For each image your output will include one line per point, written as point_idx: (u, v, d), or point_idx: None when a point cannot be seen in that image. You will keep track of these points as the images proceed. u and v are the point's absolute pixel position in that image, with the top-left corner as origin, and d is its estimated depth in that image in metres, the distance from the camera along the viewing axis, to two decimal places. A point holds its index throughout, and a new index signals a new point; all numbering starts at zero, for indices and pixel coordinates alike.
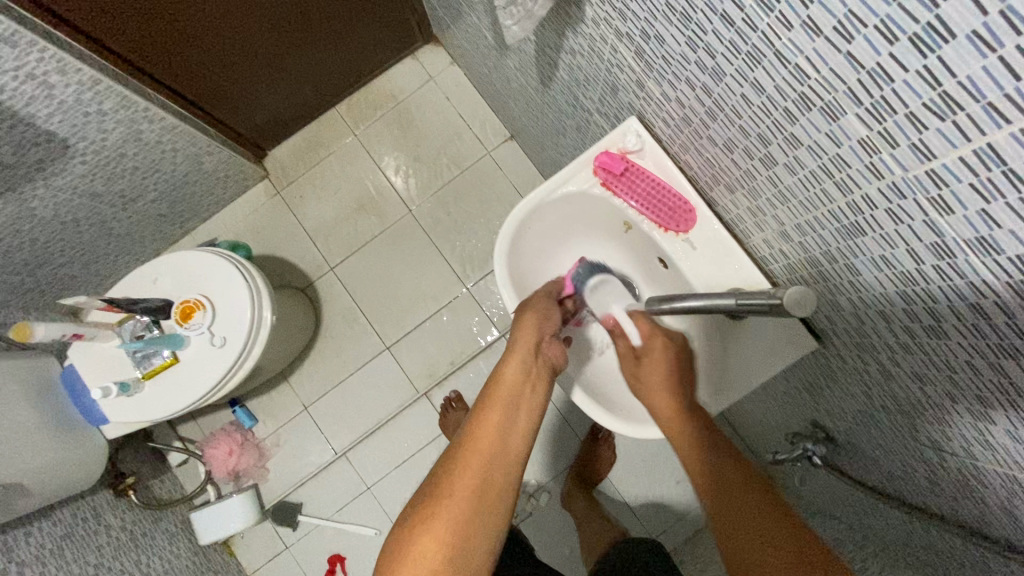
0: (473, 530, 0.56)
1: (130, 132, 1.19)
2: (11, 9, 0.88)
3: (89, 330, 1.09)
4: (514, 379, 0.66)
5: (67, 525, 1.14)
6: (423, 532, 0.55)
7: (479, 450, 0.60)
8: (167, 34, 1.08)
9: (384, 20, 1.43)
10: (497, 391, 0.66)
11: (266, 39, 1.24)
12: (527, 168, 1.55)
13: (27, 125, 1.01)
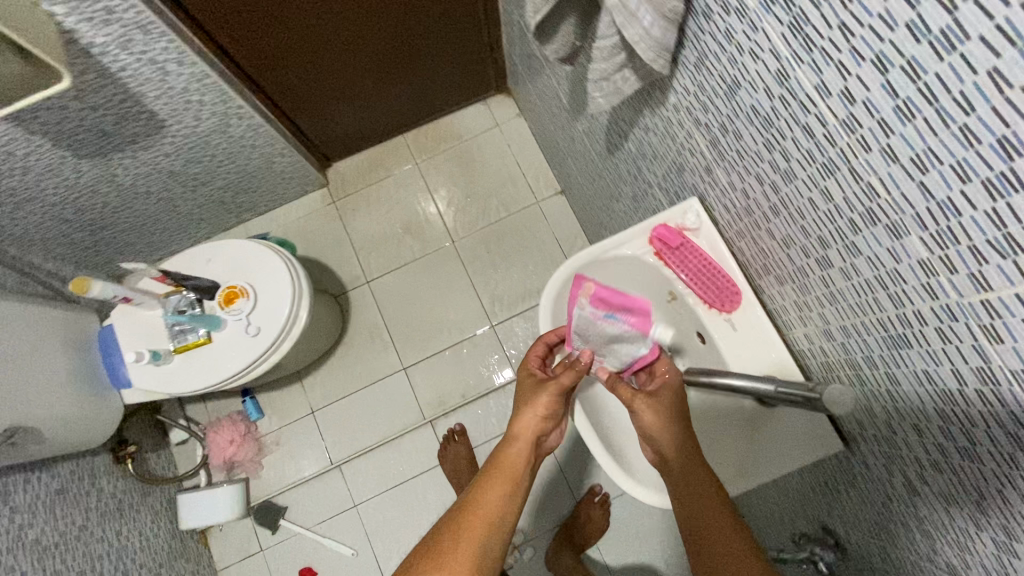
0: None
1: (220, 123, 1.28)
2: (155, 3, 0.98)
3: (140, 296, 1.14)
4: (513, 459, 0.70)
5: (64, 481, 1.16)
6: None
7: (483, 513, 0.65)
8: (277, 36, 1.15)
9: (467, 68, 1.54)
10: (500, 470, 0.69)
11: (361, 65, 1.35)
12: (571, 223, 1.60)
13: (135, 102, 1.11)
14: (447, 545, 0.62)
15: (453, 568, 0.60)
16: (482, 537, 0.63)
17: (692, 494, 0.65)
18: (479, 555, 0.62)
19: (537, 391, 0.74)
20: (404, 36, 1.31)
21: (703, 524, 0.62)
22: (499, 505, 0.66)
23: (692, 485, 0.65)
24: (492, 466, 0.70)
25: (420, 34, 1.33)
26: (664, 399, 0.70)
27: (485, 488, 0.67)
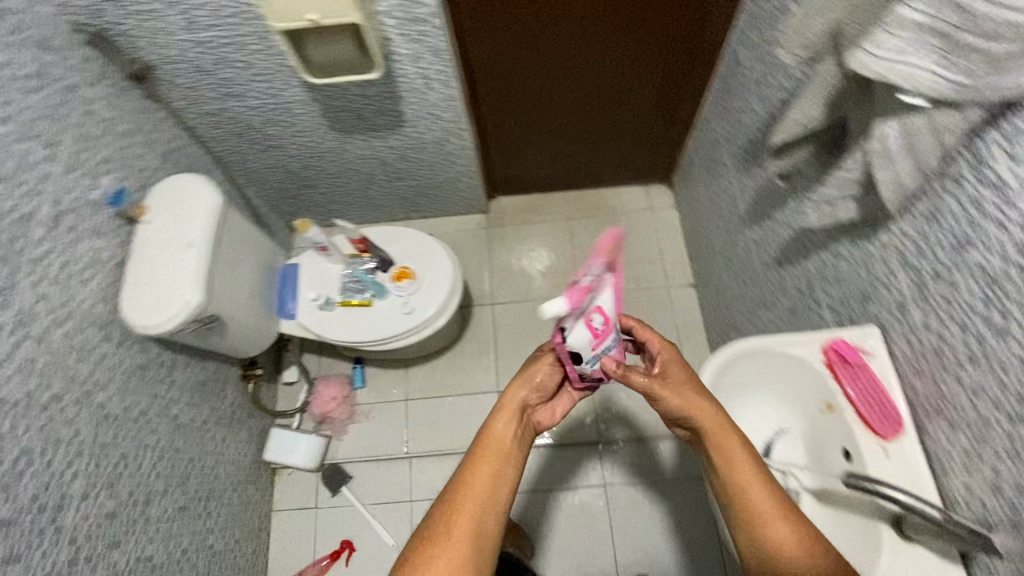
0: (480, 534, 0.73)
1: (441, 137, 1.47)
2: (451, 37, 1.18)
3: (332, 251, 1.34)
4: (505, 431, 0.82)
5: (207, 375, 1.34)
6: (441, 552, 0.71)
7: (477, 484, 0.76)
8: (521, 76, 1.37)
9: (648, 154, 1.71)
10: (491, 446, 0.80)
11: (566, 122, 1.55)
12: (695, 317, 1.66)
13: (391, 95, 1.30)
14: (448, 516, 0.73)
15: (460, 522, 0.72)
16: (490, 491, 0.76)
17: (712, 447, 0.74)
18: (487, 505, 0.75)
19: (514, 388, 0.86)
20: (615, 104, 1.49)
21: (721, 468, 0.73)
22: (495, 474, 0.78)
23: (710, 438, 0.75)
24: (480, 448, 0.79)
25: (625, 111, 1.52)
26: (678, 385, 0.78)
27: (480, 458, 0.78)
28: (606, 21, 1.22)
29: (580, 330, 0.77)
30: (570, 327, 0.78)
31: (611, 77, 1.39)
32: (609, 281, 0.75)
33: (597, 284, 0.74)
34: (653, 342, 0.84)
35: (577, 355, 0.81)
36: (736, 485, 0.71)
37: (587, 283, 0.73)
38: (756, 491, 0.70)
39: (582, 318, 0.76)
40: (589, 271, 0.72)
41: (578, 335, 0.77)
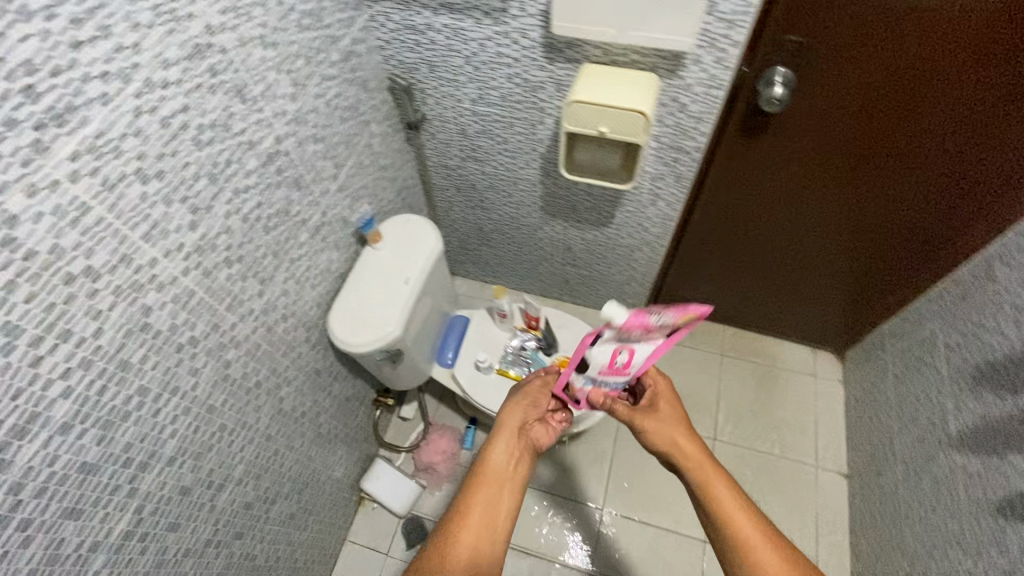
0: (485, 544, 0.79)
1: (637, 246, 1.49)
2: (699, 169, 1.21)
3: (508, 320, 1.38)
4: (507, 448, 0.90)
5: (352, 393, 1.40)
6: (448, 555, 0.77)
7: (488, 498, 0.83)
8: (744, 216, 1.37)
9: (831, 319, 1.62)
10: (492, 459, 0.88)
11: (762, 265, 1.52)
12: (839, 511, 1.50)
13: (613, 201, 1.35)
14: (453, 526, 0.80)
15: (467, 526, 0.79)
16: (503, 505, 0.83)
17: (685, 463, 0.86)
18: (493, 513, 0.82)
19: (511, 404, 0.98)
20: (822, 265, 1.44)
21: (699, 486, 0.83)
22: (500, 492, 0.84)
23: (684, 459, 0.87)
24: (484, 463, 0.87)
25: (829, 274, 1.46)
26: (654, 407, 0.95)
27: (487, 472, 0.86)
28: (857, 196, 1.20)
29: (605, 354, 0.84)
30: (603, 339, 0.82)
31: (831, 241, 1.35)
32: (663, 336, 0.82)
33: (654, 333, 0.80)
34: (654, 383, 0.98)
35: (586, 365, 0.88)
36: (710, 496, 0.81)
37: (653, 324, 0.78)
38: (712, 487, 0.82)
39: (615, 326, 0.78)
40: (661, 314, 0.77)
41: (599, 354, 0.84)
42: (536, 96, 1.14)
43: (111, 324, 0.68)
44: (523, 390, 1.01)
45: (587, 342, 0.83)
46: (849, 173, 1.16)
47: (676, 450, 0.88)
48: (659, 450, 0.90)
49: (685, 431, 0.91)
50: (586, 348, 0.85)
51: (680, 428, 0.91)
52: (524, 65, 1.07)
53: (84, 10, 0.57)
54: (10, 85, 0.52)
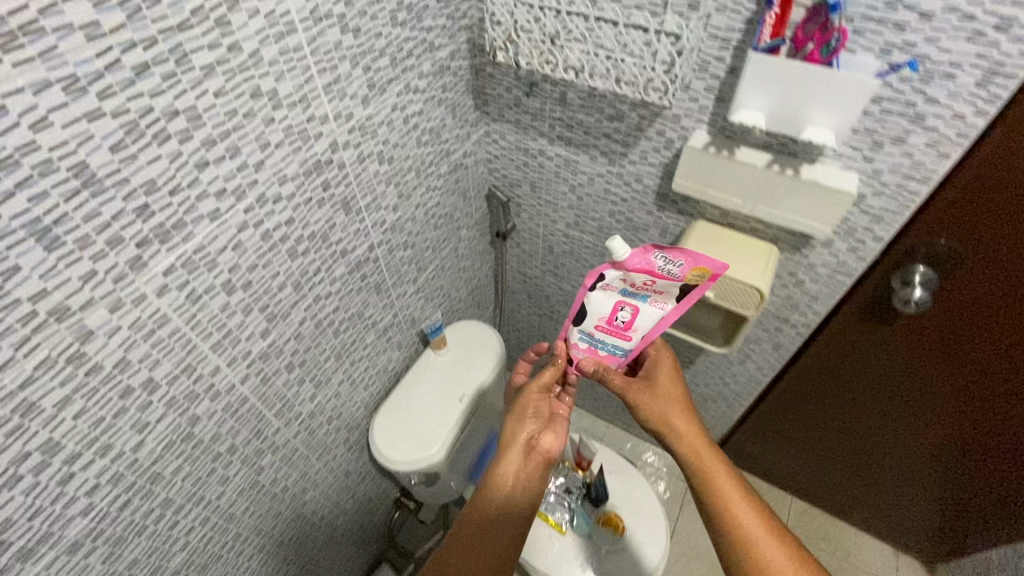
0: (497, 554, 0.73)
1: (709, 397, 1.36)
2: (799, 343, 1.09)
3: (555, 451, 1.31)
4: (514, 454, 0.84)
5: (377, 494, 1.30)
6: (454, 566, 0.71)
7: (494, 511, 0.78)
8: (829, 400, 1.21)
9: (923, 523, 1.39)
10: (499, 470, 0.83)
11: (849, 447, 1.32)
12: None
13: (694, 350, 1.25)
14: (457, 537, 0.75)
15: (474, 537, 0.74)
16: (509, 497, 0.80)
17: (679, 439, 0.85)
18: (502, 510, 0.78)
19: (525, 401, 0.90)
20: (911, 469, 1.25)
21: (674, 430, 0.86)
22: (512, 501, 0.80)
23: (681, 442, 0.85)
24: (493, 469, 0.83)
25: (930, 477, 1.24)
26: (653, 388, 0.91)
27: (496, 473, 0.83)
28: (980, 418, 1.04)
29: (606, 304, 0.78)
30: (610, 281, 0.74)
31: (942, 448, 1.15)
32: (676, 297, 0.74)
33: (664, 284, 0.73)
34: (651, 359, 0.95)
35: (581, 319, 0.82)
36: (707, 477, 0.79)
37: (659, 270, 0.70)
38: (707, 467, 0.80)
39: (621, 267, 0.71)
40: (671, 259, 0.69)
41: (601, 304, 0.78)
42: (636, 236, 1.08)
43: (154, 437, 0.63)
44: (536, 390, 0.90)
45: (588, 284, 0.76)
46: (982, 387, 0.98)
47: (675, 432, 0.86)
48: (657, 429, 0.89)
49: (676, 401, 0.90)
50: (586, 292, 0.77)
51: (673, 400, 0.90)
52: (631, 206, 1.02)
53: (220, 133, 0.56)
54: (126, 206, 0.50)
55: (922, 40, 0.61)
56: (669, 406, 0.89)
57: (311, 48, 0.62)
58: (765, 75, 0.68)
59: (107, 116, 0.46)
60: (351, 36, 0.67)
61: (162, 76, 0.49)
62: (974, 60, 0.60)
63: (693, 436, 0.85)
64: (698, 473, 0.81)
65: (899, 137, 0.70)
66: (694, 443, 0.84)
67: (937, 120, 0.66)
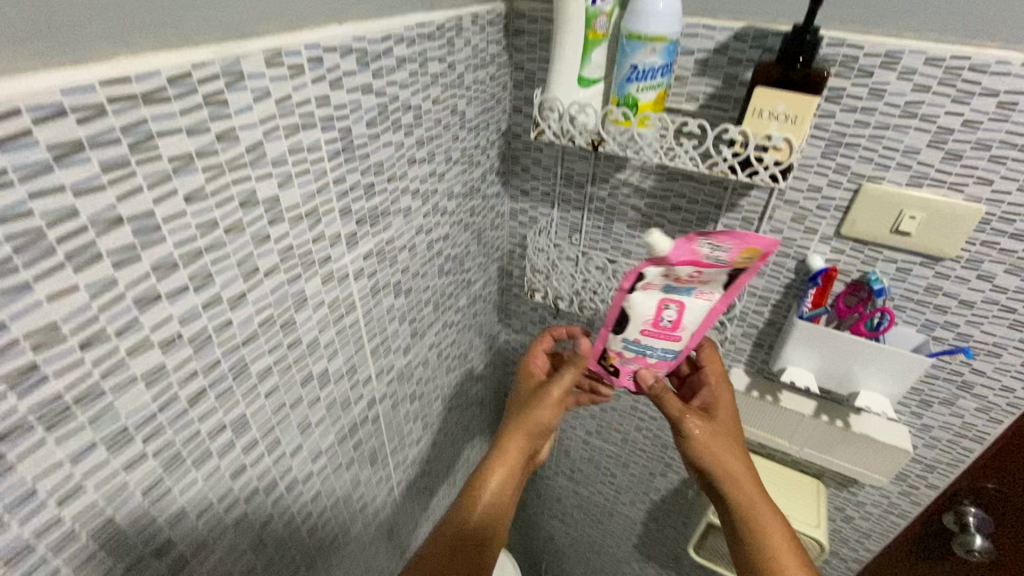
0: None
1: None
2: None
3: None
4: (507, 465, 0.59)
5: None
6: None
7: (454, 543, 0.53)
8: None
9: None
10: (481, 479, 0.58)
11: None
12: None
13: None
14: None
15: None
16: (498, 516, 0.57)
17: (727, 480, 0.62)
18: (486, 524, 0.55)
19: (542, 404, 0.63)
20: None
21: (727, 475, 0.62)
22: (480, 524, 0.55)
23: (729, 480, 0.62)
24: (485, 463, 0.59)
25: None
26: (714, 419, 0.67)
27: (489, 473, 0.58)
28: None
29: (649, 305, 0.60)
30: (651, 278, 0.58)
31: None
32: (724, 284, 0.60)
33: (713, 273, 0.57)
34: (711, 374, 0.72)
35: (622, 326, 0.63)
36: (761, 541, 0.58)
37: (707, 259, 0.55)
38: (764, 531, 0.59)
39: (661, 262, 0.55)
40: (719, 244, 0.54)
41: (643, 307, 0.60)
42: (665, 452, 1.02)
43: None
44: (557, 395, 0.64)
45: (624, 287, 0.59)
46: None
47: (720, 465, 0.63)
48: (698, 465, 0.64)
49: (736, 439, 0.65)
50: (624, 291, 0.59)
51: (732, 438, 0.66)
52: (659, 424, 0.99)
53: (264, 431, 0.50)
54: (144, 550, 0.41)
55: (964, 321, 0.64)
56: (729, 440, 0.65)
57: (364, 318, 0.60)
58: (811, 340, 0.69)
59: (147, 457, 0.39)
60: (401, 297, 0.66)
61: (217, 394, 0.43)
62: (1018, 344, 0.62)
63: (752, 480, 0.62)
64: (750, 531, 0.59)
65: (947, 399, 0.70)
66: (749, 487, 0.61)
67: (985, 388, 0.67)
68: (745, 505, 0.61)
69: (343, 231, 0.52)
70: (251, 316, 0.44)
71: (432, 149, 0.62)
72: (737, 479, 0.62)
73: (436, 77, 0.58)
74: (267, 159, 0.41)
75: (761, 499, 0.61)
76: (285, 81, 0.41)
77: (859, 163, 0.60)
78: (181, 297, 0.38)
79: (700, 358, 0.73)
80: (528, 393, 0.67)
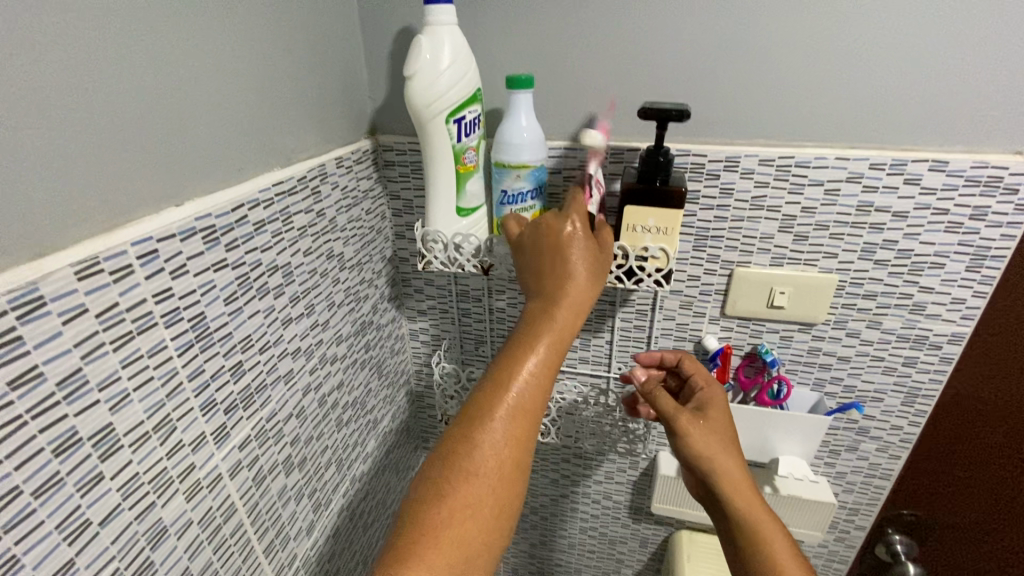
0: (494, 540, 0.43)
1: None
2: None
3: None
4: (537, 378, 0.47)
5: None
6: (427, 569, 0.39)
7: (514, 423, 0.45)
8: None
9: None
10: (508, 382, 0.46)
11: None
12: None
13: None
14: (450, 507, 0.42)
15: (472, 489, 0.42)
16: (513, 465, 0.44)
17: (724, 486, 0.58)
18: (501, 455, 0.44)
19: (565, 275, 0.50)
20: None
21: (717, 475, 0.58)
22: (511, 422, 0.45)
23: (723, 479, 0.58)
24: (476, 413, 0.45)
25: None
26: (704, 407, 0.61)
27: (494, 396, 0.45)
28: None
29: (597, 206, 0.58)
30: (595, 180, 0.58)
31: None
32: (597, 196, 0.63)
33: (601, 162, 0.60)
34: (698, 378, 0.65)
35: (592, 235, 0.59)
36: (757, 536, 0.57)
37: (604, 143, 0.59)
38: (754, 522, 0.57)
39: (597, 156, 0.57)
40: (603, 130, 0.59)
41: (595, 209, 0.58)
42: (613, 546, 0.98)
43: None
44: (586, 274, 0.51)
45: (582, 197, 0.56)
46: None
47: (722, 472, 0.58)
48: (692, 464, 0.59)
49: (733, 438, 0.60)
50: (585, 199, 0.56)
51: (729, 434, 0.60)
52: (603, 521, 0.95)
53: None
54: None
55: (847, 374, 0.69)
56: (722, 427, 0.59)
57: (251, 515, 0.50)
58: None
59: None
60: (297, 472, 0.57)
61: None
62: (894, 386, 0.69)
63: (741, 476, 0.58)
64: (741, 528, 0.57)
65: (851, 444, 0.75)
66: (742, 489, 0.58)
67: (878, 429, 0.73)
68: (737, 497, 0.58)
69: (207, 430, 0.44)
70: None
71: (309, 301, 0.57)
72: (728, 474, 0.58)
73: (304, 229, 0.55)
74: (89, 386, 0.34)
75: (754, 497, 0.58)
76: (107, 292, 0.34)
77: (726, 251, 0.65)
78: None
79: (683, 368, 0.67)
80: (547, 258, 0.51)
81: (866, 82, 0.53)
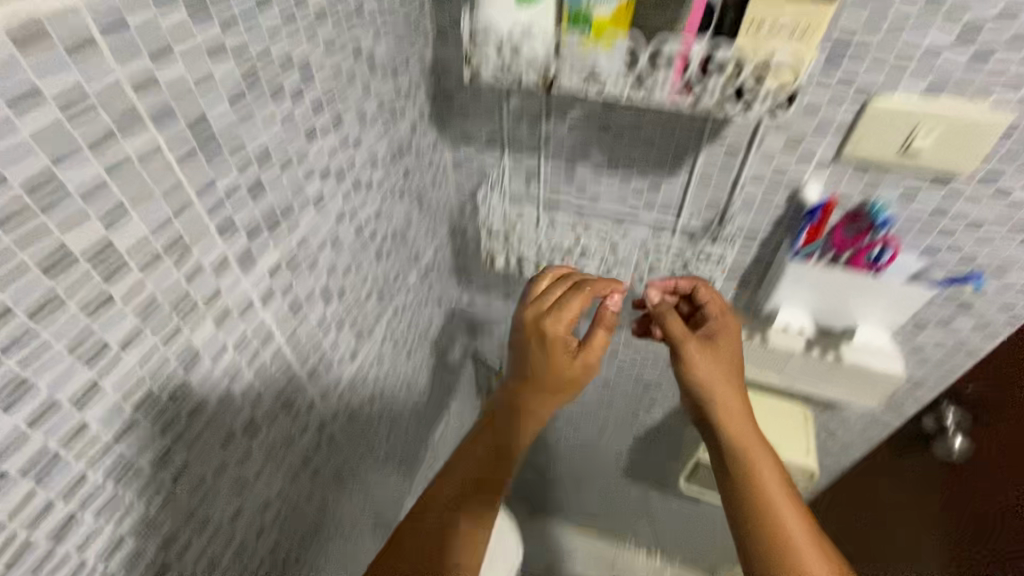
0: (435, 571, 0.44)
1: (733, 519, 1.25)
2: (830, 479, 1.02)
3: None
4: (525, 426, 0.55)
5: None
6: None
7: (472, 469, 0.51)
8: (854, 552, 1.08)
9: None
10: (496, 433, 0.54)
11: None
12: None
13: None
14: (396, 546, 0.47)
15: (415, 529, 0.48)
16: (462, 490, 0.50)
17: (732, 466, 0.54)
18: (436, 525, 0.48)
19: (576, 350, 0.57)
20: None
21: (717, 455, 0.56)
22: (471, 464, 0.52)
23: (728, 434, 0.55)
24: (456, 463, 0.52)
25: None
26: (717, 339, 0.60)
27: (483, 448, 0.53)
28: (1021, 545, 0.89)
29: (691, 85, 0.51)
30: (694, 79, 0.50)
31: None
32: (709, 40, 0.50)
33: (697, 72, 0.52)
34: (712, 308, 0.62)
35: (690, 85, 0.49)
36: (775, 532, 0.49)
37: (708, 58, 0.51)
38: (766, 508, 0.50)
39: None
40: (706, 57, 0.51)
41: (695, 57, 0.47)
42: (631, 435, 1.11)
43: None
44: (584, 355, 0.57)
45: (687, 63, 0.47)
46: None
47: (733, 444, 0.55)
48: (696, 403, 0.58)
49: (736, 365, 0.59)
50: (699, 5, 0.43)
51: (735, 373, 0.58)
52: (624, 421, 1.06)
53: None
54: None
55: (972, 240, 0.57)
56: (724, 365, 0.58)
57: (290, 340, 0.48)
58: (804, 280, 0.63)
59: None
60: (336, 300, 0.55)
61: (94, 506, 0.33)
62: None
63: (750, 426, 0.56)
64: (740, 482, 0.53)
65: (945, 319, 0.66)
66: (743, 445, 0.55)
67: (986, 305, 0.63)
68: (739, 445, 0.54)
69: (230, 254, 0.39)
70: (154, 436, 0.36)
71: (336, 112, 0.48)
72: (732, 434, 0.55)
73: (322, 12, 0.43)
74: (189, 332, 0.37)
75: (761, 461, 0.53)
76: None
77: (869, 71, 0.49)
78: (102, 498, 0.33)
79: (698, 297, 0.63)
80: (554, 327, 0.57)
81: (987, 45, 0.45)
